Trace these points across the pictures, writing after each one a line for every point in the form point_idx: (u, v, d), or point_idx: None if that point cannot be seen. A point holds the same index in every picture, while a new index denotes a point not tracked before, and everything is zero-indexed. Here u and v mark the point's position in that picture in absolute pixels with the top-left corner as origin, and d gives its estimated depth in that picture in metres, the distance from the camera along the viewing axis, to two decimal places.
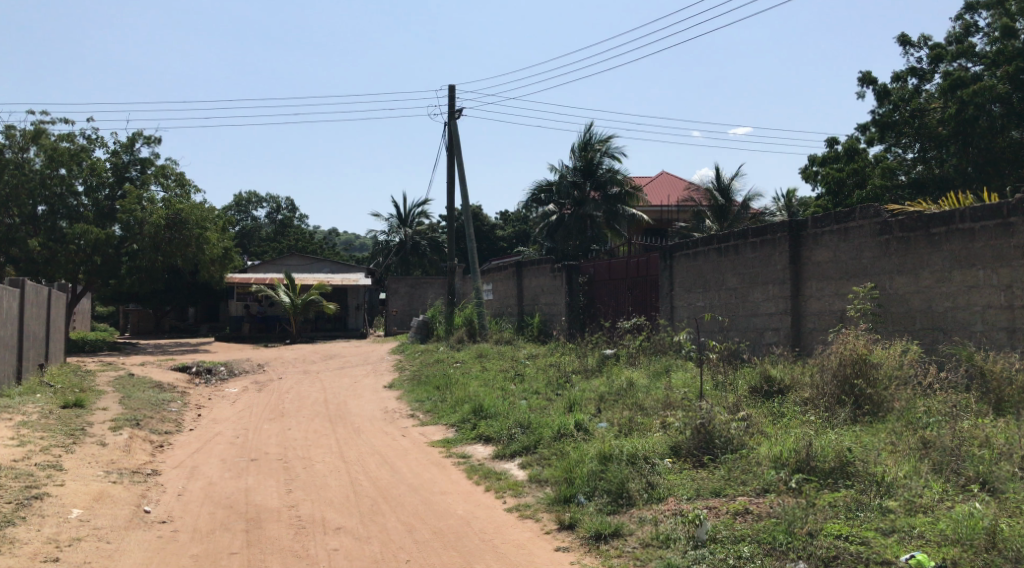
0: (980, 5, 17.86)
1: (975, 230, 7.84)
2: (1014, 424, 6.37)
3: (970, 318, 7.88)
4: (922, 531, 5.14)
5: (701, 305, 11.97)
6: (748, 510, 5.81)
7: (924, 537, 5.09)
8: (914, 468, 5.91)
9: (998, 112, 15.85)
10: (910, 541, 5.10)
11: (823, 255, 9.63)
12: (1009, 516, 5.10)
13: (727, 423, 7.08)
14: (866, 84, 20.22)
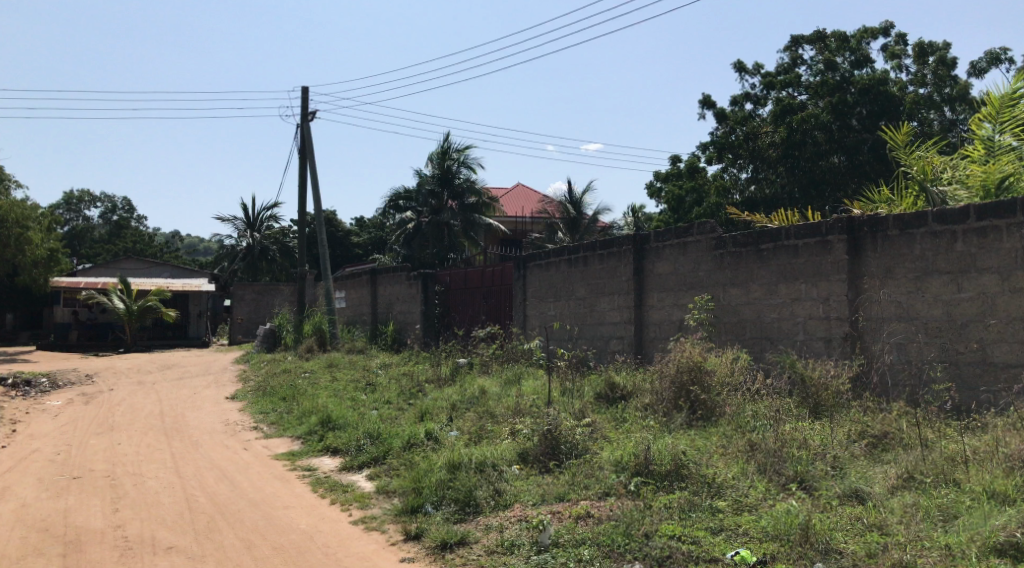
0: (805, 39, 19.17)
1: (799, 246, 8.37)
2: (829, 426, 6.87)
3: (793, 328, 8.42)
4: (747, 529, 5.44)
5: (551, 314, 12.28)
6: (590, 514, 5.99)
7: (748, 535, 5.37)
8: (741, 470, 6.27)
9: (821, 139, 17.18)
10: (736, 538, 5.38)
11: (664, 267, 10.10)
12: (820, 512, 5.46)
13: (573, 430, 7.31)
14: (706, 107, 21.33)
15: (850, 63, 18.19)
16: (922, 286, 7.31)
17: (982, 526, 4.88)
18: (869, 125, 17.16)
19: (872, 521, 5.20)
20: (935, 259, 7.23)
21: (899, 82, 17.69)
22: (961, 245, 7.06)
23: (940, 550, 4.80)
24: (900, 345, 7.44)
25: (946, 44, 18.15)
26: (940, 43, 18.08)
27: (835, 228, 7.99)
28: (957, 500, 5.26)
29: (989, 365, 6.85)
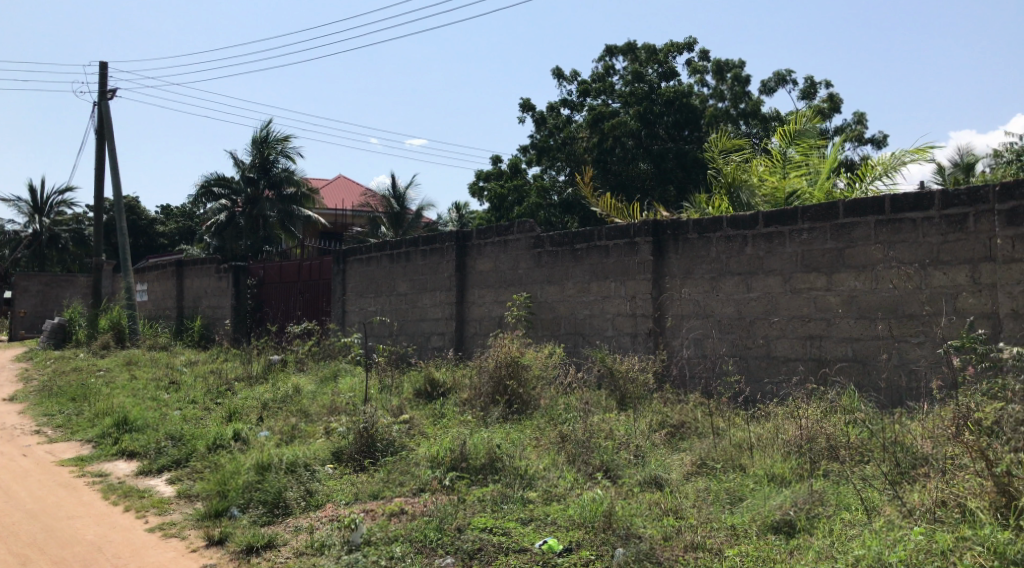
0: (618, 50, 19.97)
1: (609, 246, 8.67)
2: (635, 417, 7.11)
3: (604, 324, 8.73)
4: (555, 517, 5.35)
5: (371, 310, 12.12)
6: (404, 510, 5.85)
7: (556, 524, 5.26)
8: (552, 461, 6.34)
9: (630, 146, 18.03)
10: (544, 527, 5.27)
11: (485, 264, 10.21)
12: (622, 499, 5.45)
13: (389, 426, 7.25)
14: (526, 111, 21.75)
15: (658, 75, 19.16)
16: (717, 286, 7.75)
17: (763, 507, 5.05)
18: (674, 135, 18.14)
19: (669, 506, 5.24)
20: (729, 260, 7.67)
21: (701, 96, 18.79)
22: (751, 249, 7.51)
23: (726, 531, 4.86)
24: (697, 341, 7.89)
25: (740, 63, 19.42)
26: (736, 62, 19.31)
27: (642, 231, 8.32)
28: (743, 484, 5.52)
29: (773, 359, 7.34)
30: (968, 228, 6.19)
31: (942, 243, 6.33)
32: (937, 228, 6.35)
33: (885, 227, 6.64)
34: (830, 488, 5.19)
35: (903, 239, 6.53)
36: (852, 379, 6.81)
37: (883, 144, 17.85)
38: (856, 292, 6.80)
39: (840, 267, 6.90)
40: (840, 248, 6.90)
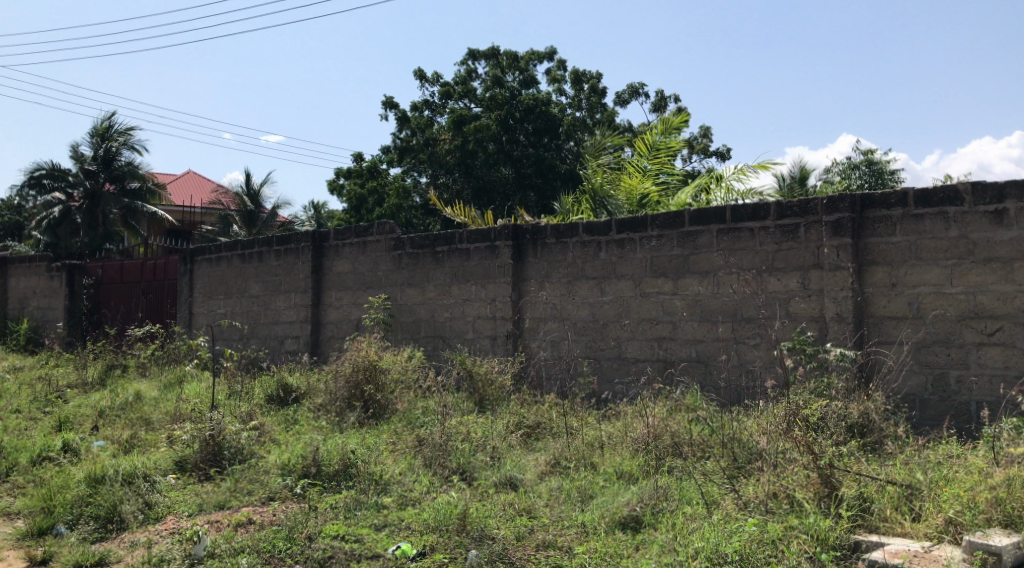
0: (480, 54, 20.08)
1: (470, 250, 8.70)
2: (492, 418, 7.15)
3: (463, 327, 8.77)
4: (409, 522, 5.30)
5: (220, 312, 11.71)
6: (251, 520, 5.66)
7: (409, 529, 5.21)
8: (409, 465, 6.30)
9: (491, 149, 18.13)
10: (397, 533, 5.20)
11: (343, 265, 10.06)
12: (476, 502, 5.44)
13: (238, 433, 7.03)
14: (388, 109, 21.54)
15: (519, 81, 19.46)
16: (573, 289, 7.94)
17: (612, 503, 5.17)
18: (534, 142, 18.42)
19: (522, 507, 5.29)
20: (584, 265, 7.86)
21: (559, 104, 19.18)
22: (605, 254, 7.72)
23: (577, 528, 4.96)
24: (554, 343, 8.07)
25: (597, 73, 19.91)
26: (593, 72, 19.81)
27: (502, 235, 8.39)
28: (594, 482, 5.64)
29: (624, 360, 7.59)
30: (800, 238, 6.54)
31: (777, 251, 6.67)
32: (773, 237, 6.70)
33: (726, 236, 6.97)
34: (674, 483, 5.37)
35: (743, 247, 6.87)
36: (696, 379, 7.14)
37: (727, 157, 18.77)
38: (700, 297, 7.12)
39: (686, 273, 7.20)
40: (685, 255, 7.20)
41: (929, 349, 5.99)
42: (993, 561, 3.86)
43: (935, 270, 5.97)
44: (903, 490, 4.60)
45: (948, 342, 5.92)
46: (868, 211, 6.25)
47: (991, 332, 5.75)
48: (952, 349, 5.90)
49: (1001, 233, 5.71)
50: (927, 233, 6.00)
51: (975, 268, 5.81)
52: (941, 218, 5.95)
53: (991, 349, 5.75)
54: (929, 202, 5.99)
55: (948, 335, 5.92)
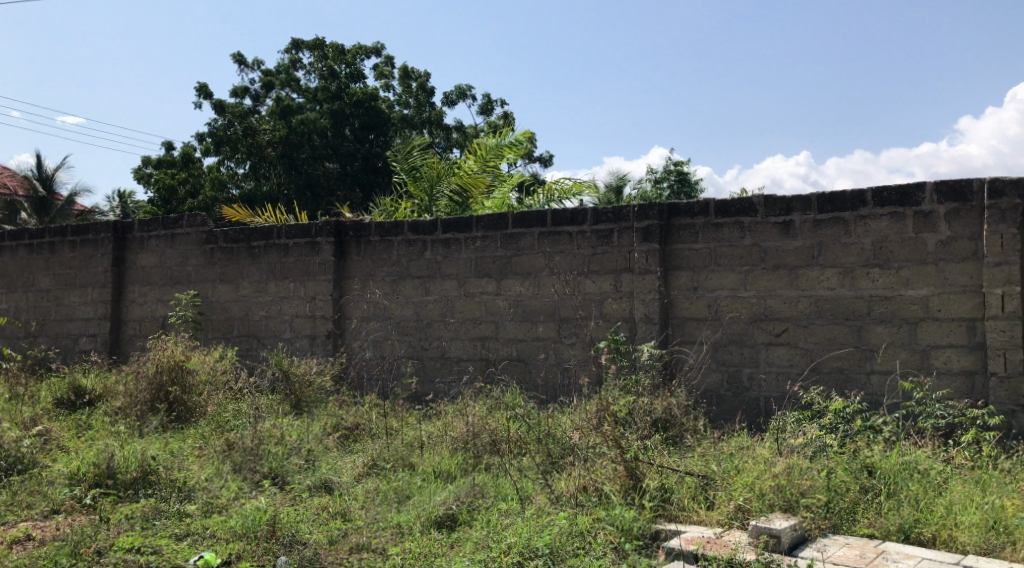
0: (305, 44, 19.61)
1: (288, 246, 8.49)
2: (307, 420, 6.99)
3: (280, 326, 8.55)
4: (214, 531, 5.12)
5: (3, 308, 10.83)
6: (31, 536, 5.23)
7: (214, 537, 5.03)
8: (215, 470, 6.06)
9: (319, 143, 17.85)
10: (201, 542, 5.00)
11: (148, 260, 9.56)
12: (287, 507, 5.31)
13: (19, 442, 6.51)
14: (203, 95, 20.65)
15: (347, 73, 18.96)
16: (396, 289, 7.93)
17: (428, 503, 5.18)
18: (360, 137, 18.29)
19: (336, 510, 5.22)
20: (407, 264, 7.87)
21: (386, 101, 19.02)
22: (428, 254, 7.75)
23: (391, 529, 4.94)
24: (375, 342, 8.04)
25: (426, 73, 19.81)
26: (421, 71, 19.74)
27: (323, 231, 8.22)
28: (410, 482, 5.63)
29: (445, 360, 7.66)
30: (614, 242, 6.84)
31: (593, 255, 6.95)
32: (589, 241, 6.96)
33: (547, 239, 7.17)
34: (490, 480, 5.44)
35: (563, 250, 7.09)
36: (515, 377, 7.32)
37: (548, 164, 19.26)
38: (521, 297, 7.29)
39: (507, 274, 7.35)
40: (508, 256, 7.35)
41: (726, 349, 6.43)
42: (773, 543, 4.19)
43: (731, 275, 6.42)
44: (699, 481, 4.92)
45: (741, 342, 6.38)
46: (674, 219, 6.63)
47: (777, 333, 6.25)
48: (745, 348, 6.36)
49: (788, 243, 6.22)
50: (725, 240, 6.44)
51: (765, 274, 6.29)
52: (737, 227, 6.39)
53: (778, 348, 6.24)
54: (728, 212, 6.42)
55: (741, 336, 6.38)
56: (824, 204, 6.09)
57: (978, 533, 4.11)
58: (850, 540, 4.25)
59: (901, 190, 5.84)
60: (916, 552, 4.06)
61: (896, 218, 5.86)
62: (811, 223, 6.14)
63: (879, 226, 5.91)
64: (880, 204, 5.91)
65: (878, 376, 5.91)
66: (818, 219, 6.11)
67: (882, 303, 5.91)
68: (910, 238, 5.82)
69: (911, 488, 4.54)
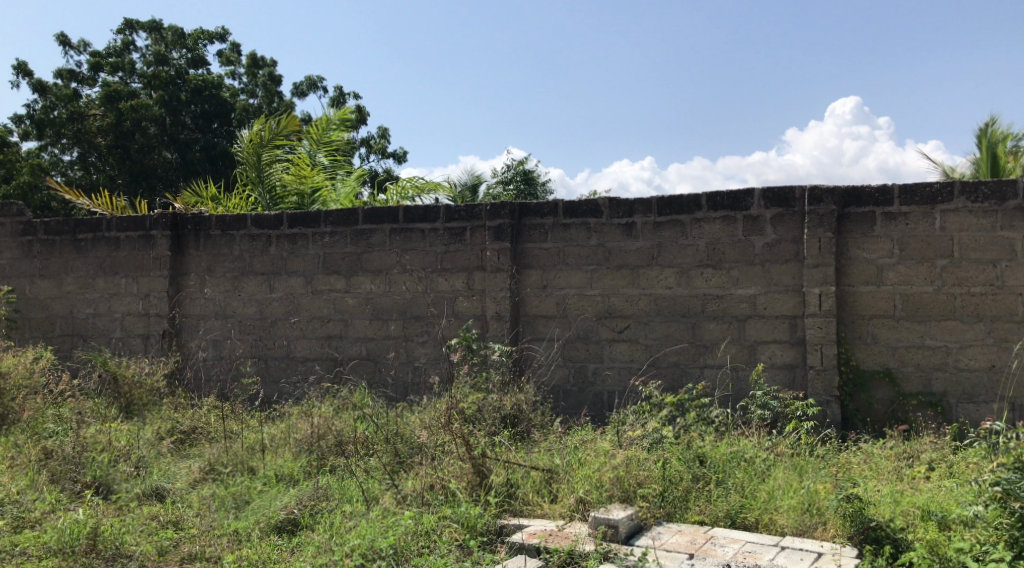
0: (141, 26, 18.66)
1: (119, 239, 8.09)
2: (139, 425, 6.67)
3: (109, 325, 8.14)
4: (25, 547, 4.70)
5: None
6: None
7: (25, 554, 4.64)
8: (30, 481, 5.64)
9: (153, 132, 17.01)
10: (9, 560, 4.60)
11: None
12: (110, 518, 5.04)
13: None
14: (22, 75, 19.35)
15: (186, 59, 18.21)
16: (239, 285, 7.69)
17: (268, 507, 5.06)
18: (201, 126, 17.49)
19: (167, 519, 5.02)
20: (252, 260, 7.64)
21: (231, 89, 18.38)
22: (273, 249, 7.56)
23: (227, 536, 4.80)
24: (215, 342, 7.78)
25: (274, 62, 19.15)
26: (269, 59, 19.11)
27: (158, 224, 7.87)
28: (250, 486, 5.49)
29: (291, 359, 7.50)
30: (465, 240, 6.89)
31: (445, 252, 6.97)
32: (441, 239, 6.97)
33: (397, 235, 7.12)
34: (334, 482, 5.36)
35: (413, 247, 7.07)
36: (362, 376, 7.26)
37: (402, 160, 19.14)
38: (371, 295, 7.22)
39: (357, 271, 7.27)
40: (358, 253, 7.26)
41: (572, 345, 6.61)
42: (611, 533, 4.35)
43: (578, 274, 6.60)
44: (544, 475, 5.04)
45: (587, 338, 6.57)
46: (525, 219, 6.74)
47: (620, 330, 6.48)
48: (590, 344, 6.56)
49: (631, 243, 6.45)
50: (572, 240, 6.61)
51: (609, 274, 6.50)
52: (584, 228, 6.57)
53: (621, 344, 6.48)
54: (575, 212, 6.58)
55: (587, 332, 6.58)
56: (663, 207, 6.35)
57: (795, 515, 4.42)
58: (682, 527, 4.47)
59: (733, 195, 6.17)
60: (740, 536, 4.31)
61: (728, 221, 6.19)
62: (652, 225, 6.39)
63: (713, 229, 6.23)
64: (713, 208, 6.22)
65: (711, 370, 6.23)
66: (658, 221, 6.37)
67: (715, 301, 6.23)
68: (740, 240, 6.16)
69: (737, 476, 4.82)
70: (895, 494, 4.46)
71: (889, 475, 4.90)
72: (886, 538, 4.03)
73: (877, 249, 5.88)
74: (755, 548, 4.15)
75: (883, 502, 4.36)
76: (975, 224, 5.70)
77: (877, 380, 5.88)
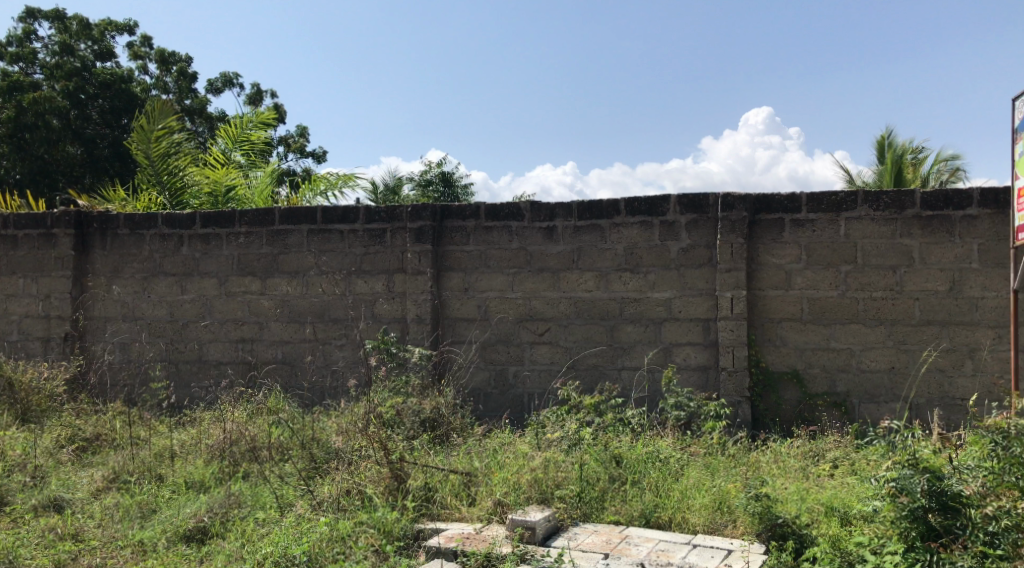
0: (43, 15, 18.04)
1: (18, 237, 7.78)
2: (40, 432, 6.41)
3: (6, 327, 7.82)
4: None
5: None
6: None
7: None
8: None
9: (56, 125, 15.96)
10: None
11: None
12: (4, 531, 4.82)
13: None
14: None
15: (91, 51, 17.53)
16: (148, 287, 7.47)
17: (175, 516, 4.92)
18: (109, 121, 16.97)
19: (66, 531, 4.82)
20: (162, 260, 7.43)
21: (141, 85, 17.84)
22: (185, 249, 7.36)
23: (131, 547, 4.64)
24: (122, 345, 7.53)
25: (186, 61, 18.55)
26: (182, 57, 18.55)
27: (61, 222, 7.59)
28: (157, 495, 5.33)
29: (204, 363, 7.33)
30: (385, 242, 6.83)
31: (364, 254, 6.89)
32: (361, 240, 6.90)
33: (315, 236, 7.02)
34: (247, 489, 5.25)
35: (332, 249, 6.98)
36: (277, 380, 7.14)
37: (322, 159, 18.91)
38: (288, 297, 7.10)
39: (273, 272, 7.14)
40: (274, 254, 7.14)
41: (493, 348, 6.62)
42: (528, 535, 4.36)
43: (499, 277, 6.61)
44: (463, 478, 5.02)
45: (507, 341, 6.59)
46: (446, 221, 6.72)
47: (541, 333, 6.51)
48: (511, 347, 6.58)
49: (552, 247, 6.49)
50: (494, 243, 6.62)
51: (531, 277, 6.53)
52: (505, 231, 6.59)
53: (541, 347, 6.51)
54: (496, 215, 6.59)
55: (508, 335, 6.59)
56: (583, 211, 6.40)
57: (706, 513, 4.50)
58: (598, 528, 4.51)
59: (650, 201, 6.26)
60: (654, 535, 4.38)
61: (645, 226, 6.28)
62: (572, 229, 6.44)
63: (631, 234, 6.31)
64: (631, 213, 6.30)
65: (628, 372, 6.32)
66: (578, 225, 6.42)
67: (632, 304, 6.31)
68: (657, 245, 6.26)
69: (652, 476, 4.90)
70: (801, 492, 4.60)
71: (796, 473, 5.04)
72: (792, 534, 4.16)
73: (786, 255, 6.05)
74: (668, 547, 4.22)
75: (789, 500, 4.49)
76: (876, 232, 5.90)
77: (786, 381, 6.05)
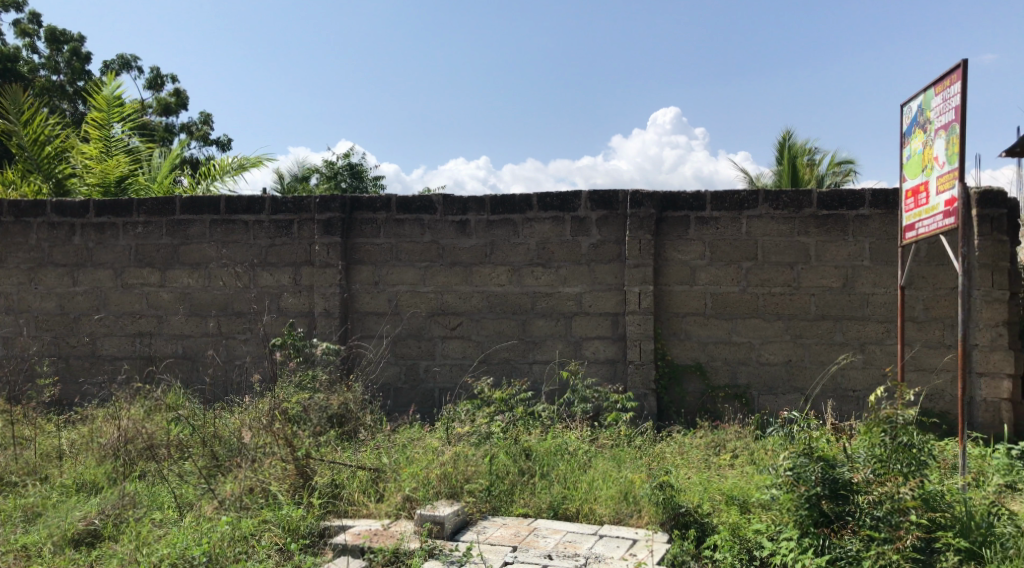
0: None
1: None
2: None
3: None
4: None
5: None
6: None
7: None
8: None
9: None
10: None
11: None
12: None
13: None
14: None
15: None
16: (36, 278, 7.12)
17: (64, 519, 4.70)
18: None
19: None
20: (52, 250, 7.10)
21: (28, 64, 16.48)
22: (79, 239, 7.05)
23: (15, 553, 4.40)
24: (6, 340, 7.15)
25: (78, 39, 17.18)
26: (74, 34, 17.18)
27: None
28: (45, 497, 5.08)
29: (97, 358, 7.02)
30: (292, 234, 6.68)
31: (270, 246, 6.72)
32: (266, 232, 6.73)
33: (219, 227, 6.81)
34: (143, 489, 5.05)
35: (236, 240, 6.79)
36: (176, 376, 6.90)
37: (226, 148, 18.41)
38: (189, 290, 6.87)
39: (173, 264, 6.90)
40: (175, 245, 6.90)
41: (403, 342, 6.54)
42: (436, 530, 4.32)
43: (410, 271, 6.54)
44: (370, 474, 4.95)
45: (418, 336, 6.52)
46: (356, 213, 6.61)
47: (452, 327, 6.47)
48: (422, 341, 6.52)
49: (464, 241, 6.45)
50: (405, 236, 6.54)
51: (442, 271, 6.48)
52: (417, 224, 6.52)
53: (452, 341, 6.47)
54: (408, 208, 6.52)
55: (419, 330, 6.53)
56: (495, 205, 6.39)
57: (612, 504, 4.55)
58: (507, 521, 4.51)
59: (561, 196, 6.29)
60: (561, 526, 4.39)
61: (557, 221, 6.30)
62: (484, 223, 6.42)
63: (542, 229, 6.33)
64: (543, 208, 6.32)
65: (539, 366, 6.34)
66: (491, 219, 6.40)
67: (543, 299, 6.33)
68: (568, 240, 6.29)
69: (560, 468, 4.92)
70: (703, 482, 4.69)
71: (698, 463, 5.13)
72: (693, 522, 4.24)
73: (691, 251, 6.16)
74: (575, 538, 4.24)
75: (692, 489, 4.58)
76: (776, 230, 6.06)
77: (690, 373, 6.16)
